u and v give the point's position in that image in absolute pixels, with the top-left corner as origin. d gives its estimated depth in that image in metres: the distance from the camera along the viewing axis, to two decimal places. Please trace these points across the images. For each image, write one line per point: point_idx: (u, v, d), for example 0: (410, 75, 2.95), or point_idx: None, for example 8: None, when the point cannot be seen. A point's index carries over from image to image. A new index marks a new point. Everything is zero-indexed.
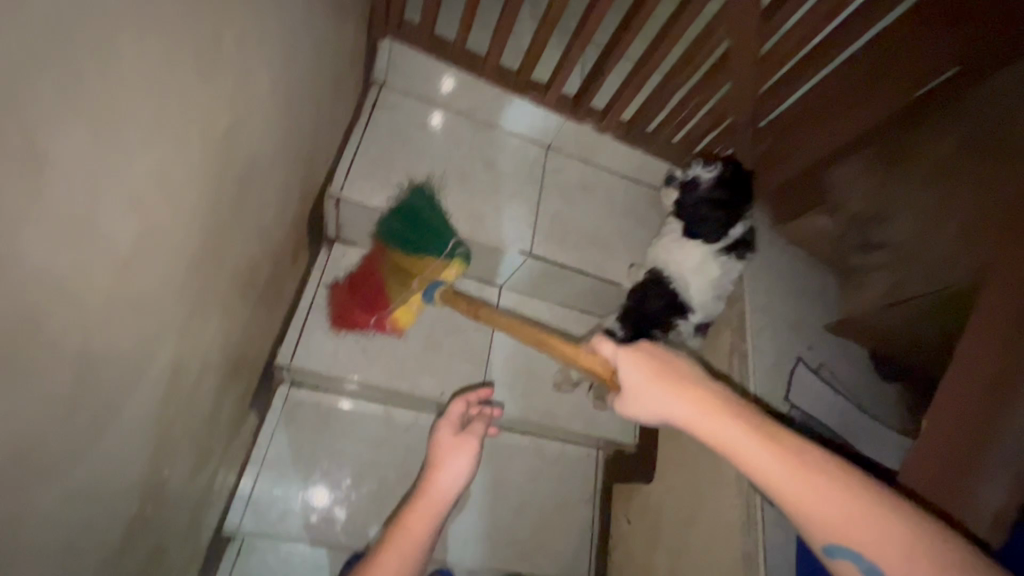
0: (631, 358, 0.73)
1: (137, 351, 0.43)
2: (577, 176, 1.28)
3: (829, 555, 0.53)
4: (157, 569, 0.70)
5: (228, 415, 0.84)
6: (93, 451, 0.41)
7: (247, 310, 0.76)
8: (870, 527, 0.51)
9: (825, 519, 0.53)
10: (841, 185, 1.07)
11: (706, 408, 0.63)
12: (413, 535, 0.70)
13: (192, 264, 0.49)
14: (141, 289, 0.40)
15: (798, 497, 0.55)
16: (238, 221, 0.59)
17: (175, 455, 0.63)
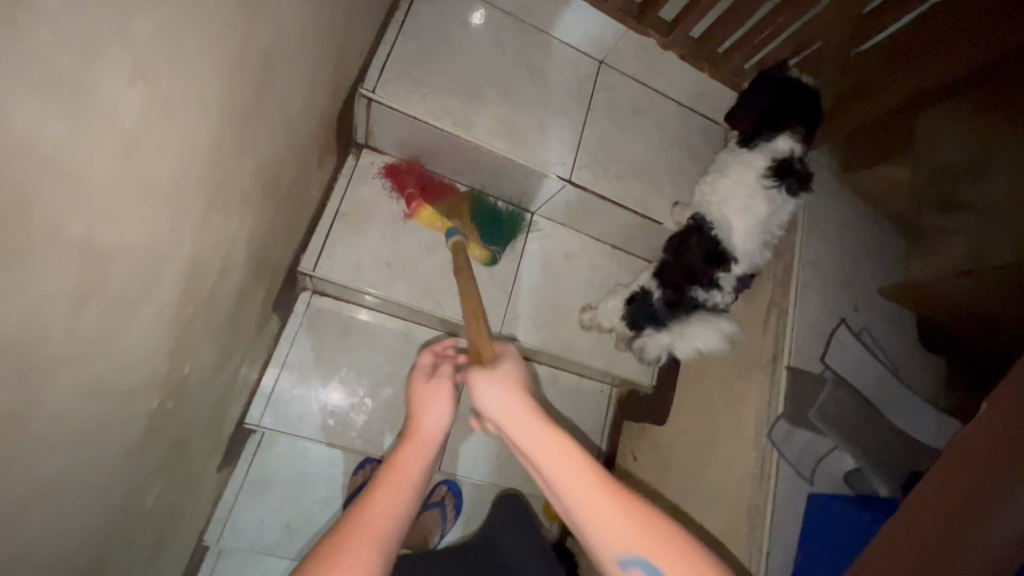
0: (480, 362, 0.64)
1: (152, 243, 0.40)
2: (629, 97, 1.16)
3: (623, 567, 0.47)
4: (181, 457, 0.72)
5: (250, 317, 0.83)
6: (109, 345, 0.39)
7: (270, 212, 0.72)
8: (667, 544, 0.47)
9: (621, 537, 0.48)
10: (927, 136, 0.93)
11: (533, 414, 0.55)
12: (407, 470, 0.61)
13: (212, 151, 0.44)
14: (153, 174, 0.36)
15: (596, 513, 0.49)
16: (262, 108, 0.53)
17: (196, 352, 0.62)
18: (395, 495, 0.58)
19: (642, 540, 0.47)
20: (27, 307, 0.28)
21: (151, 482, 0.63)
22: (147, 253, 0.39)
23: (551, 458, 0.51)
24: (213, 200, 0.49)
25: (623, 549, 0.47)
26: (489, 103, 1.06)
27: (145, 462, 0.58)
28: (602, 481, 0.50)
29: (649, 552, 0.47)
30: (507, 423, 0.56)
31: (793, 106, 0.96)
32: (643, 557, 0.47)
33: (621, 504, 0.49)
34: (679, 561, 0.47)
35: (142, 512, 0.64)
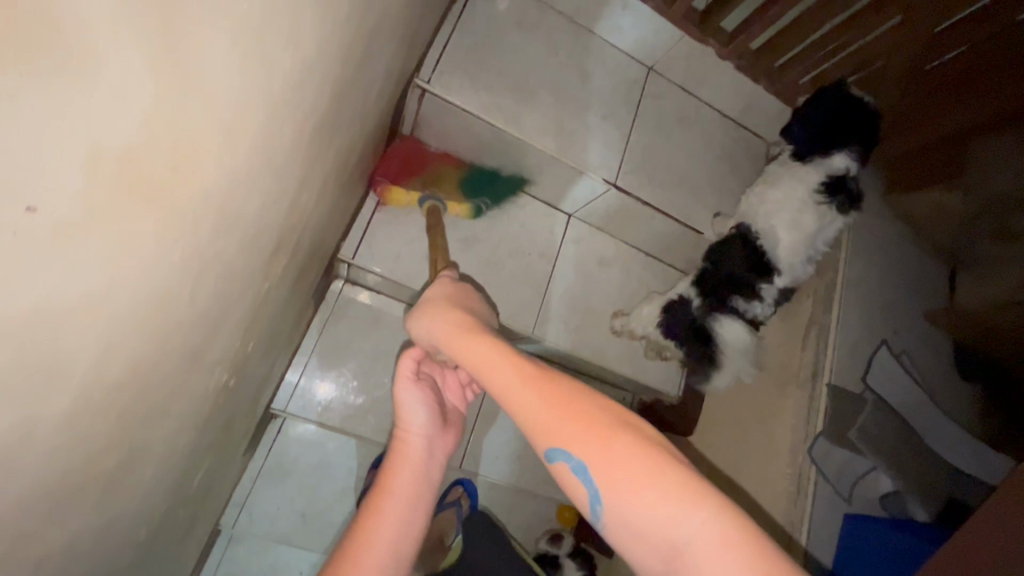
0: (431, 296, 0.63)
1: (258, 212, 0.39)
2: (677, 106, 1.16)
3: (551, 461, 0.39)
4: (226, 438, 0.72)
5: (298, 300, 0.83)
6: (211, 317, 0.38)
7: (333, 196, 0.71)
8: (586, 427, 0.38)
9: (538, 421, 0.40)
10: (983, 164, 0.92)
11: (461, 327, 0.53)
12: (397, 494, 0.55)
13: (316, 128, 0.44)
14: (275, 140, 0.35)
15: (512, 401, 0.42)
16: (353, 88, 0.53)
17: (258, 332, 0.61)
18: (390, 526, 0.53)
19: (553, 425, 0.39)
20: (169, 269, 0.27)
21: (202, 461, 0.62)
22: (253, 224, 0.38)
23: (476, 361, 0.48)
24: (305, 178, 0.49)
25: (542, 438, 0.39)
26: (540, 103, 1.05)
27: (204, 440, 0.57)
28: (514, 367, 0.44)
29: (566, 436, 0.38)
30: (444, 341, 0.54)
31: (849, 125, 0.95)
32: (561, 444, 0.38)
33: (536, 384, 0.41)
34: (604, 445, 0.37)
35: (189, 492, 0.63)
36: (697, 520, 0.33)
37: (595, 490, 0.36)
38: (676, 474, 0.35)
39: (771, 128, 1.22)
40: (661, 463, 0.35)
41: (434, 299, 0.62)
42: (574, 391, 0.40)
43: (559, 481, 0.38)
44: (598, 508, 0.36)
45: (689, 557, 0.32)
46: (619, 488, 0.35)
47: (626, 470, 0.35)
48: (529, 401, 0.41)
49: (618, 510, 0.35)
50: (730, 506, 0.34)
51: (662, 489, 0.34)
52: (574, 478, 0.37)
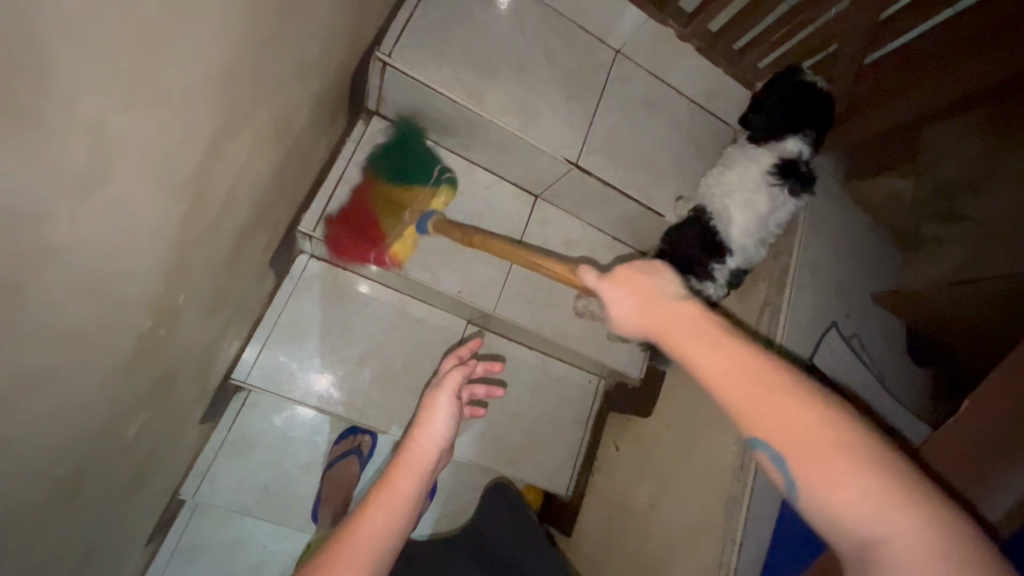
0: (620, 283, 0.63)
1: (157, 143, 0.39)
2: (643, 89, 1.17)
3: (753, 446, 0.44)
4: (166, 395, 0.73)
5: (247, 265, 0.83)
6: (105, 245, 0.39)
7: (278, 159, 0.72)
8: (791, 424, 0.41)
9: (739, 409, 0.44)
10: (937, 150, 0.93)
11: (663, 305, 0.56)
12: (400, 490, 0.72)
13: (222, 68, 0.44)
14: (159, 64, 0.35)
15: (721, 387, 0.46)
16: (275, 40, 0.53)
17: (192, 285, 0.62)
18: (387, 513, 0.69)
19: (762, 419, 0.43)
20: (27, 175, 0.29)
21: (136, 411, 0.63)
22: (151, 156, 0.39)
23: (678, 343, 0.52)
24: (223, 124, 0.50)
25: (746, 428, 0.44)
26: (504, 79, 1.06)
27: (132, 386, 0.58)
28: (715, 351, 0.48)
29: (771, 432, 0.42)
30: (639, 319, 0.59)
31: (803, 108, 0.96)
32: (761, 437, 0.43)
33: (746, 381, 0.44)
34: (810, 441, 0.40)
35: (122, 443, 0.64)
36: (889, 524, 0.37)
37: (792, 481, 0.41)
38: (891, 479, 0.38)
39: (737, 115, 1.23)
40: (875, 469, 0.38)
41: (643, 276, 0.62)
42: (790, 388, 0.43)
43: (762, 463, 0.44)
44: (793, 492, 0.41)
45: (892, 555, 0.36)
46: (820, 481, 0.39)
47: (831, 472, 0.39)
48: (733, 388, 0.45)
49: (813, 497, 0.39)
50: (945, 522, 0.36)
51: (867, 492, 0.37)
52: (773, 467, 0.42)
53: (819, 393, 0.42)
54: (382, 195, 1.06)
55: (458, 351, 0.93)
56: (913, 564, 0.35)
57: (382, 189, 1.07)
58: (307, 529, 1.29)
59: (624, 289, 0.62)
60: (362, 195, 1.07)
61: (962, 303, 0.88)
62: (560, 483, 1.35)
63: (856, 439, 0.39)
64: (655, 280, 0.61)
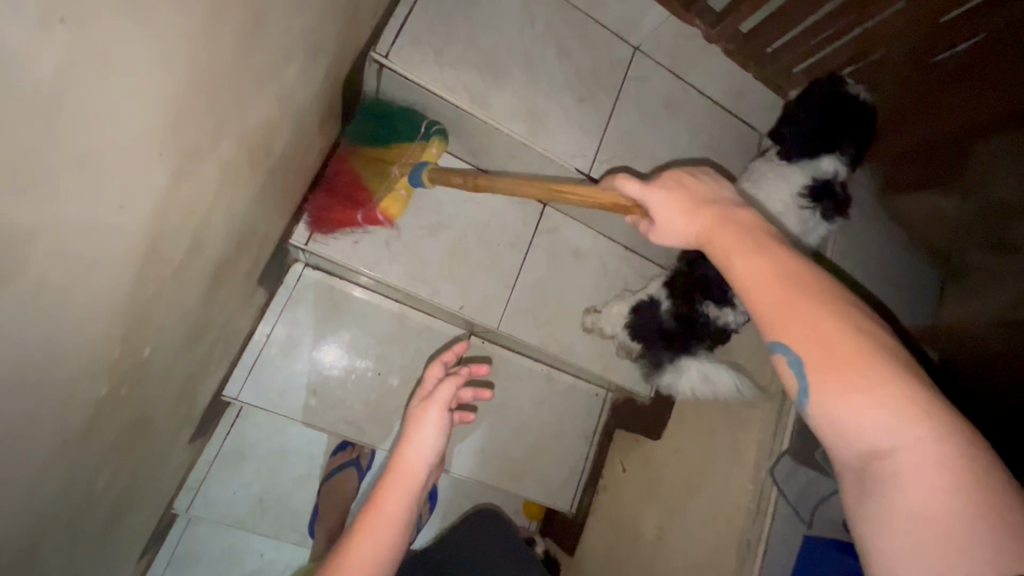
0: (665, 195, 0.59)
1: (78, 208, 0.32)
2: (663, 91, 1.07)
3: (771, 349, 0.45)
4: (140, 437, 0.67)
5: (229, 290, 0.77)
6: (25, 336, 0.32)
7: (258, 182, 0.65)
8: (817, 333, 0.42)
9: (770, 320, 0.45)
10: (987, 169, 0.84)
11: (712, 217, 0.54)
12: (388, 513, 0.69)
13: (161, 105, 0.37)
14: (65, 125, 0.29)
15: (754, 293, 0.47)
16: (235, 60, 0.45)
17: (160, 332, 0.56)
18: (378, 540, 0.66)
19: (787, 322, 0.44)
20: None
21: (103, 464, 0.58)
22: (71, 226, 0.32)
23: (729, 260, 0.50)
24: (174, 164, 0.42)
25: (773, 332, 0.45)
26: (511, 81, 0.97)
27: (93, 448, 0.52)
28: (767, 262, 0.48)
29: (795, 337, 0.43)
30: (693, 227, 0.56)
31: (844, 124, 0.87)
32: (782, 338, 0.44)
33: (785, 292, 0.45)
34: (840, 354, 0.41)
35: (88, 500, 0.59)
36: (907, 438, 0.37)
37: (805, 385, 0.42)
38: (905, 392, 0.38)
39: (764, 118, 1.14)
40: (899, 383, 0.39)
41: (685, 185, 0.59)
42: (839, 312, 0.43)
43: (777, 369, 0.45)
44: (805, 400, 0.42)
45: (894, 461, 0.37)
46: (836, 387, 0.40)
47: (854, 381, 0.40)
48: (763, 295, 0.46)
49: (826, 410, 0.41)
50: (955, 435, 0.37)
51: (883, 402, 0.38)
52: (789, 369, 0.43)
53: (851, 309, 0.43)
54: (366, 158, 0.99)
55: (444, 357, 0.85)
56: (919, 482, 0.36)
57: (365, 154, 0.99)
58: (303, 543, 1.26)
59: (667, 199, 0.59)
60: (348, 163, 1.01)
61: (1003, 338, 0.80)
62: (564, 500, 1.31)
63: (881, 353, 0.40)
64: (703, 181, 0.59)
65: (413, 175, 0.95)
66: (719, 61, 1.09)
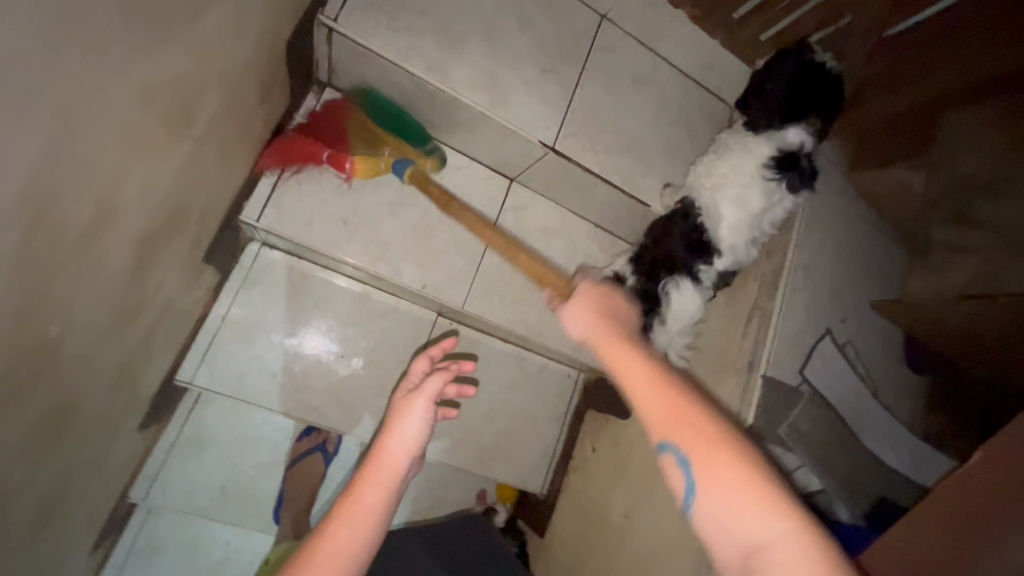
0: (574, 300, 0.68)
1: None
2: (630, 61, 1.04)
3: (659, 449, 0.49)
4: (68, 424, 0.63)
5: (167, 268, 0.73)
6: None
7: (186, 149, 0.60)
8: (698, 431, 0.47)
9: (656, 419, 0.50)
10: (952, 139, 0.82)
11: (608, 334, 0.62)
12: (366, 504, 0.64)
13: (23, 45, 0.32)
14: None
15: (643, 400, 0.52)
16: (126, 1, 0.40)
17: (74, 309, 0.52)
18: (352, 534, 0.61)
19: (671, 425, 0.49)
20: None
21: (20, 454, 0.54)
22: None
23: (623, 369, 0.57)
24: (55, 116, 0.38)
25: (660, 430, 0.49)
26: (470, 49, 0.92)
27: (2, 437, 0.48)
28: (650, 371, 0.54)
29: (677, 435, 0.48)
30: (590, 331, 0.64)
31: (809, 92, 0.85)
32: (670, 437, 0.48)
33: (670, 400, 0.50)
34: (711, 451, 0.46)
35: (8, 493, 0.55)
36: (779, 532, 0.41)
37: (691, 483, 0.46)
38: (773, 493, 0.43)
39: (734, 90, 1.11)
40: (761, 479, 0.44)
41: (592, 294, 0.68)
42: (711, 421, 0.48)
43: (663, 465, 0.49)
44: (691, 498, 0.46)
45: (767, 557, 0.40)
46: (710, 487, 0.45)
47: (727, 479, 0.44)
48: (649, 398, 0.52)
49: (707, 509, 0.44)
50: (819, 532, 0.41)
51: (756, 501, 0.43)
52: (676, 468, 0.47)
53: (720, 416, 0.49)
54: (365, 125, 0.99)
55: (431, 350, 0.80)
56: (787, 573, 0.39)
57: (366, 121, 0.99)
58: (269, 530, 1.24)
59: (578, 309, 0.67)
60: (345, 107, 0.98)
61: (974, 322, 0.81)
62: (535, 482, 1.29)
63: (744, 456, 0.45)
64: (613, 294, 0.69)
65: (398, 163, 0.99)
66: (688, 31, 1.06)
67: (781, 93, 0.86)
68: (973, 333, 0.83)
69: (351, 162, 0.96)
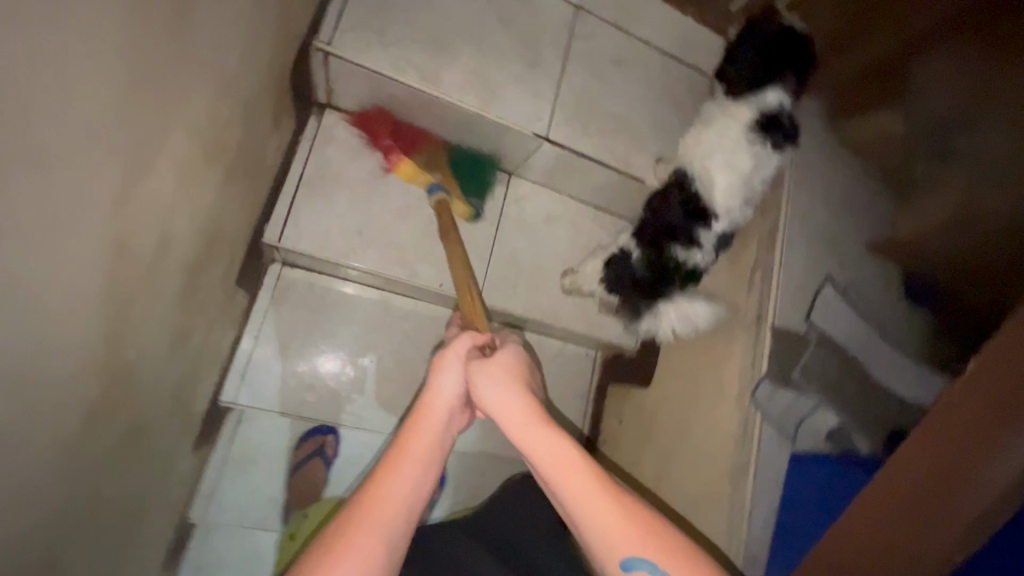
0: (506, 395, 0.64)
1: (24, 199, 0.34)
2: (609, 46, 1.09)
3: (625, 568, 0.54)
4: (141, 443, 0.70)
5: (207, 292, 0.79)
6: (23, 319, 0.37)
7: (217, 179, 0.66)
8: (664, 543, 0.54)
9: (624, 538, 0.55)
10: (924, 82, 0.91)
11: (553, 440, 0.60)
12: (412, 457, 0.61)
13: (99, 102, 0.39)
14: (23, 129, 0.32)
15: (607, 523, 0.55)
16: (172, 56, 0.47)
17: (142, 333, 0.57)
18: (401, 483, 0.58)
19: (645, 540, 0.54)
20: None
21: (103, 474, 0.60)
22: (18, 220, 0.34)
23: (572, 481, 0.58)
24: (127, 162, 0.44)
25: (632, 546, 0.54)
26: (459, 53, 0.98)
27: (93, 451, 0.54)
28: (607, 487, 0.57)
29: (648, 547, 0.54)
30: (516, 432, 0.62)
31: (782, 55, 0.90)
32: (646, 558, 0.54)
33: (631, 518, 0.56)
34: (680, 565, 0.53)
35: (98, 506, 0.61)
36: None
37: None
38: None
39: (710, 62, 1.16)
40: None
41: (521, 381, 0.67)
42: (664, 534, 0.55)
43: None
44: None
45: None
46: None
47: None
48: (614, 517, 0.56)
49: None
50: None
51: None
52: None
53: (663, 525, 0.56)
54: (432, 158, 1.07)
55: None
56: None
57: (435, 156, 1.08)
58: None
59: (499, 385, 0.65)
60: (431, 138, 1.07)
61: (974, 248, 0.88)
62: None
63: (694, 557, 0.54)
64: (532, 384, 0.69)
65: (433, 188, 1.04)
66: (660, 10, 1.11)
67: (757, 61, 0.92)
68: (970, 259, 0.89)
69: (399, 160, 1.03)
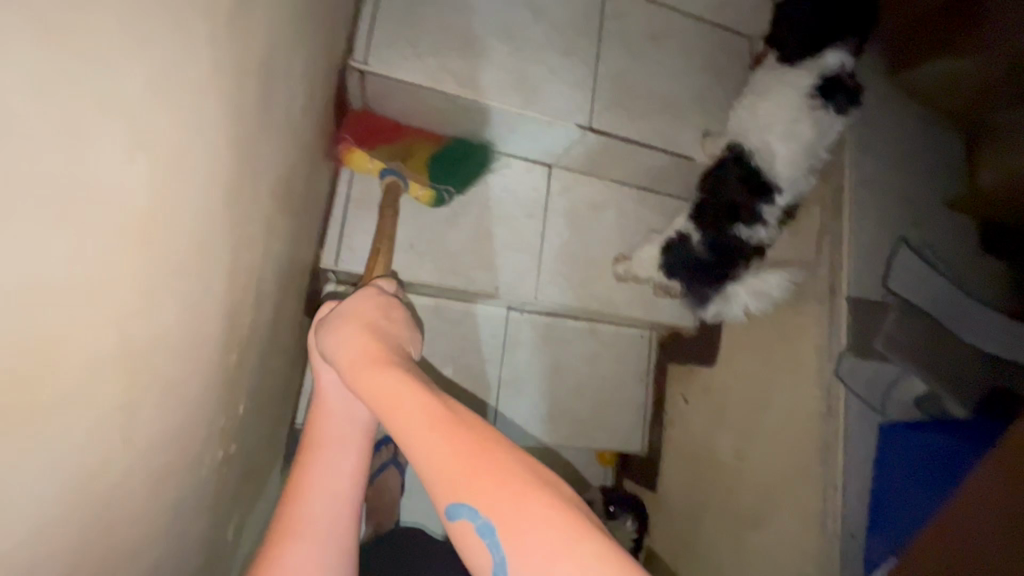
0: (340, 332, 0.50)
1: (169, 309, 0.36)
2: (643, 22, 1.04)
3: (448, 516, 0.35)
4: (249, 483, 0.73)
5: (285, 330, 0.80)
6: (170, 413, 0.39)
7: (288, 224, 0.67)
8: (494, 479, 0.34)
9: (439, 476, 0.36)
10: (995, 18, 0.83)
11: (374, 368, 0.44)
12: (318, 448, 0.57)
13: (216, 195, 0.40)
14: (167, 246, 0.34)
15: (421, 456, 0.37)
16: (259, 127, 0.48)
17: (246, 388, 0.59)
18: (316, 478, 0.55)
19: (462, 479, 0.35)
20: (104, 411, 0.30)
21: (226, 519, 0.63)
22: (166, 327, 0.36)
23: (384, 402, 0.41)
24: (234, 241, 0.46)
25: (443, 486, 0.35)
26: (493, 53, 0.95)
27: (219, 505, 0.57)
28: (436, 403, 0.39)
29: (462, 490, 0.34)
30: (347, 365, 0.47)
31: (841, 12, 0.86)
32: (465, 500, 0.34)
33: (451, 443, 0.36)
34: (515, 505, 0.33)
35: (224, 550, 0.64)
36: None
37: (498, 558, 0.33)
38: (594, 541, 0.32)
39: (751, 23, 1.10)
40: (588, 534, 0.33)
41: (360, 316, 0.52)
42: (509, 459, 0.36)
43: (455, 536, 0.35)
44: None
45: None
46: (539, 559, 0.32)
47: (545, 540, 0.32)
48: (431, 442, 0.36)
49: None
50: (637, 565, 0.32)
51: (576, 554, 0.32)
52: (477, 539, 0.34)
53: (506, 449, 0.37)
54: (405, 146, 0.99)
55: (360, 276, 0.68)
56: None
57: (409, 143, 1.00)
58: None
59: (342, 325, 0.51)
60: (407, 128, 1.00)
61: None
62: (634, 440, 1.31)
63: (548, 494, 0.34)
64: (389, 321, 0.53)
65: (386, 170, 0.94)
66: None
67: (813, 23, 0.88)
68: None
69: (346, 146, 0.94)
